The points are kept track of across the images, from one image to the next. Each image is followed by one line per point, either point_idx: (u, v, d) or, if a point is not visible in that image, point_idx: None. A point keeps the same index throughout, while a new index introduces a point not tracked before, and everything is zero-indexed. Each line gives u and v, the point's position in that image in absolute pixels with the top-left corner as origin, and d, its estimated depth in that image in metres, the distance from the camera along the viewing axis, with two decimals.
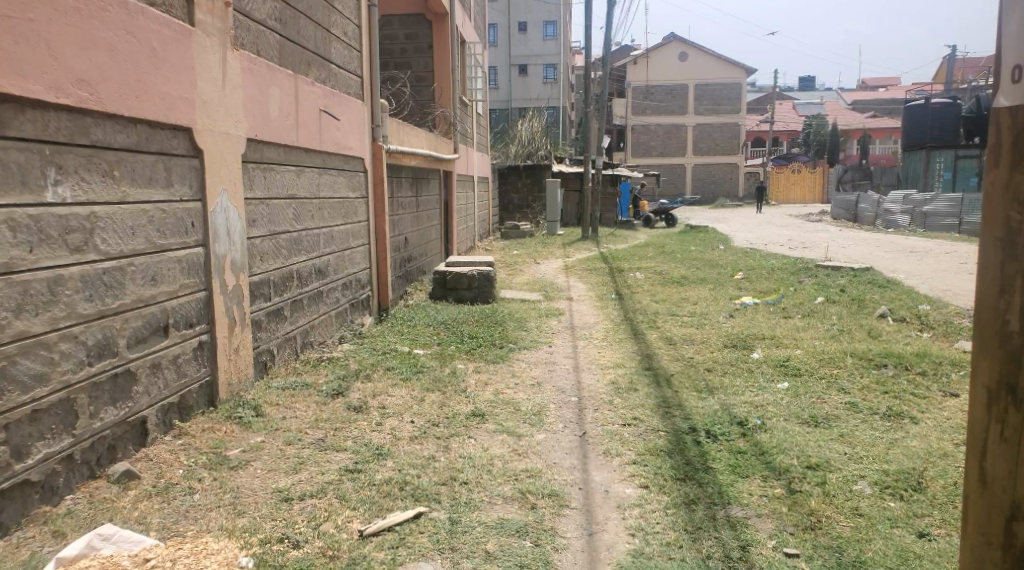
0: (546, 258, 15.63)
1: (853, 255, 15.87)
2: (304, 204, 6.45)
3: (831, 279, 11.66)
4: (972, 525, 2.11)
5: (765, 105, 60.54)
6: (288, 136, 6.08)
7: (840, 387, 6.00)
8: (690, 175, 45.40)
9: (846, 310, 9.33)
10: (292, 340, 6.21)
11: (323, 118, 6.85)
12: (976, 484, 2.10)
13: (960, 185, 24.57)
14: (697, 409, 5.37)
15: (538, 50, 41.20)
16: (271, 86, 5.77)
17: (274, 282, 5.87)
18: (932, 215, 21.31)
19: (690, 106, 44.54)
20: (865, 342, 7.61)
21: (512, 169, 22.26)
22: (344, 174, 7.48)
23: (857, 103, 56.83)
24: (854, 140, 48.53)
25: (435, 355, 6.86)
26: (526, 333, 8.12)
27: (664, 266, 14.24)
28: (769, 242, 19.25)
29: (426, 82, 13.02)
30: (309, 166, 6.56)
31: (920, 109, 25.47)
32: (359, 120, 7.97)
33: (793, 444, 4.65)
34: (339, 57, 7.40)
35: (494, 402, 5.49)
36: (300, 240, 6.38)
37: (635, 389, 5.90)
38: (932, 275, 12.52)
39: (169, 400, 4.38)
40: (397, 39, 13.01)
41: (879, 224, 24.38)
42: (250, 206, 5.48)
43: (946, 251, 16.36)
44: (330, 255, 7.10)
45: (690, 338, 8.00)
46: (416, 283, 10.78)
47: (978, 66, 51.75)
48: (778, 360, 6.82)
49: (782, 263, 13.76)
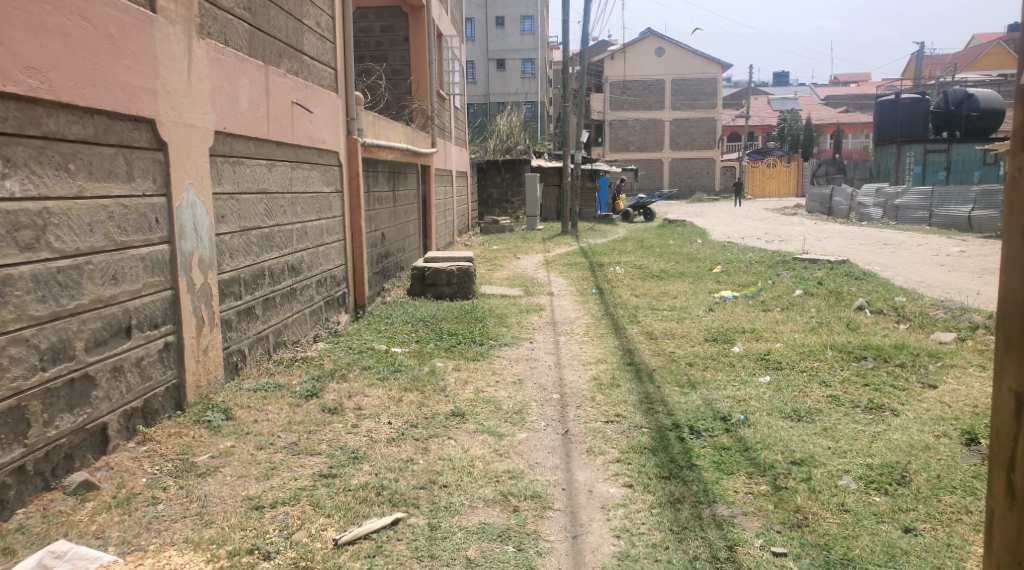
0: (525, 253, 15.48)
1: (831, 247, 15.89)
2: (276, 199, 6.24)
3: (810, 271, 11.63)
4: (1001, 543, 2.03)
5: (740, 99, 60.82)
6: (259, 128, 5.87)
7: (823, 380, 5.92)
8: (666, 170, 45.52)
9: (825, 302, 9.28)
10: (264, 339, 6.01)
11: (296, 111, 6.64)
12: (1004, 498, 2.01)
13: (930, 180, 24.79)
14: (681, 405, 5.25)
15: (515, 46, 40.99)
16: (241, 78, 5.56)
17: (244, 279, 5.66)
18: (904, 208, 21.47)
19: (666, 101, 44.60)
20: (844, 334, 7.56)
21: (490, 164, 22.09)
22: (317, 168, 7.28)
23: (829, 98, 57.33)
24: (826, 135, 48.92)
25: (413, 352, 6.69)
26: (505, 329, 7.97)
27: (643, 260, 14.15)
28: (747, 236, 19.27)
29: (403, 76, 12.81)
30: (281, 160, 6.35)
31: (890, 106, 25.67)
32: (334, 113, 7.77)
33: (780, 440, 4.54)
34: (312, 49, 7.19)
35: (474, 401, 5.32)
36: (272, 236, 6.17)
37: (617, 385, 5.76)
38: (907, 267, 12.54)
39: (133, 405, 4.17)
40: (373, 32, 12.77)
41: (852, 217, 24.52)
42: (219, 201, 5.26)
43: (919, 243, 16.46)
44: (304, 252, 6.90)
45: (670, 332, 7.89)
46: (393, 279, 10.58)
47: (947, 62, 52.41)
48: (760, 354, 6.72)
49: (760, 256, 13.75)
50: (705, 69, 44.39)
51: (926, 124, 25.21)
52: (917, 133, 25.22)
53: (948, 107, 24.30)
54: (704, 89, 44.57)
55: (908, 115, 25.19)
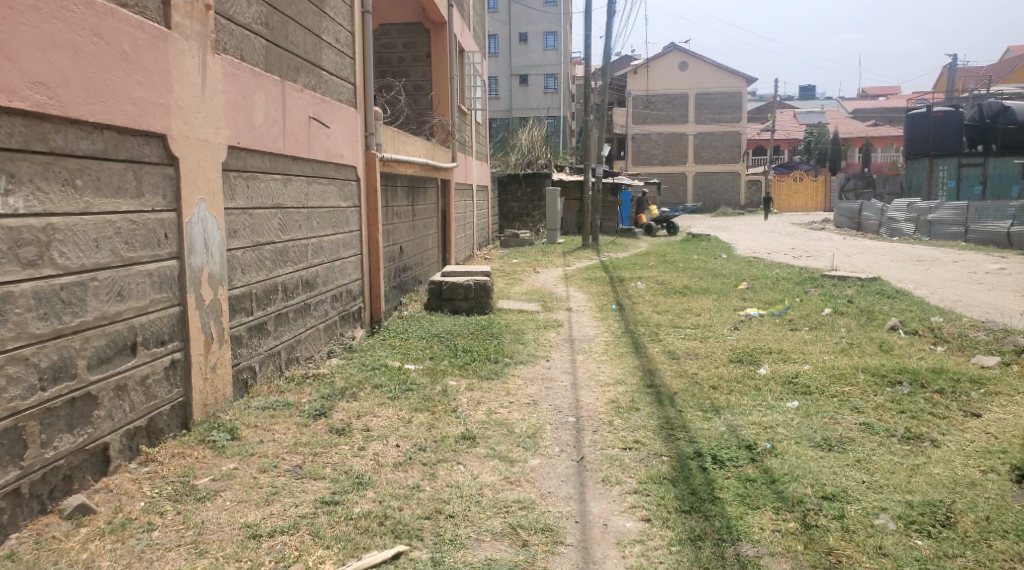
0: (546, 267, 15.31)
1: (860, 264, 15.54)
2: (291, 214, 6.13)
3: (839, 289, 11.35)
4: None
5: (766, 113, 60.30)
6: (275, 143, 5.77)
7: (852, 406, 5.68)
8: (691, 183, 45.16)
9: (855, 322, 9.00)
10: (276, 355, 5.88)
11: (313, 126, 6.55)
12: None
13: (964, 194, 24.23)
14: (703, 432, 5.04)
15: (539, 61, 41.00)
16: (257, 92, 5.47)
17: (256, 295, 5.54)
18: (937, 224, 20.98)
19: (691, 115, 44.35)
20: (877, 356, 7.29)
21: (512, 178, 22.00)
22: (334, 183, 7.18)
23: (858, 112, 56.72)
24: (855, 148, 48.30)
25: (426, 370, 6.54)
26: (522, 346, 7.80)
27: (666, 275, 13.92)
28: (773, 251, 18.95)
29: (425, 90, 12.75)
30: (296, 175, 6.24)
31: (922, 118, 25.40)
32: (352, 127, 7.68)
33: (807, 472, 4.33)
34: (330, 63, 7.11)
35: (486, 423, 5.16)
36: (286, 251, 6.06)
37: (636, 409, 5.57)
38: (940, 285, 12.19)
39: (137, 424, 4.04)
40: (395, 48, 12.74)
41: (883, 232, 24.05)
42: (232, 216, 5.16)
43: (952, 260, 16.06)
44: (319, 267, 6.79)
45: (693, 352, 7.67)
46: (410, 293, 10.46)
47: (979, 75, 51.61)
48: (787, 377, 6.48)
49: (788, 273, 13.45)
50: (730, 82, 44.07)
51: (959, 137, 24.60)
52: (950, 145, 24.59)
53: (982, 120, 23.98)
54: (730, 102, 44.22)
55: (941, 127, 24.74)
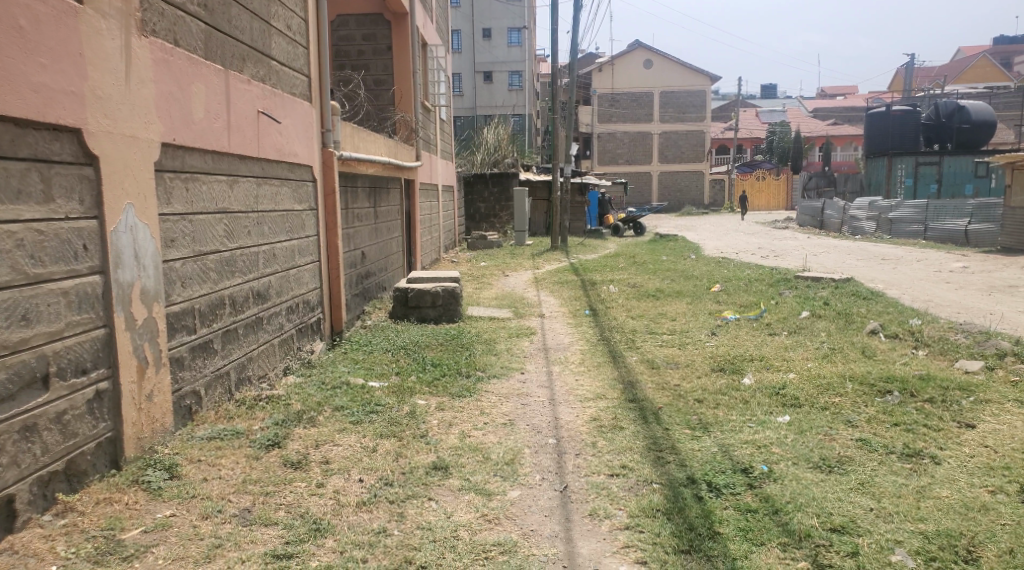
0: (514, 270, 14.86)
1: (828, 263, 15.37)
2: (238, 218, 5.59)
3: (814, 290, 11.10)
4: None
5: (728, 112, 60.66)
6: (218, 140, 5.23)
7: (846, 420, 5.32)
8: (655, 183, 45.10)
9: (835, 326, 8.72)
10: (224, 377, 5.34)
11: (262, 121, 6.01)
12: None
13: (920, 193, 24.28)
14: (694, 455, 4.61)
15: (502, 59, 40.56)
16: (196, 83, 4.93)
17: (200, 310, 5.00)
18: (898, 222, 20.96)
19: (654, 115, 44.31)
20: (862, 363, 6.98)
21: (478, 178, 21.53)
22: (288, 184, 6.65)
23: (817, 111, 57.40)
24: (816, 148, 48.71)
25: (392, 387, 6.05)
26: (494, 358, 7.33)
27: (637, 278, 13.56)
28: (740, 251, 18.73)
29: (386, 85, 12.22)
30: (243, 175, 5.71)
31: (881, 117, 25.07)
32: (306, 123, 7.14)
33: (811, 499, 3.94)
34: (281, 53, 6.56)
35: (459, 449, 4.68)
36: (234, 260, 5.52)
37: (621, 428, 5.14)
38: (911, 285, 12.02)
39: (51, 469, 3.55)
40: (354, 40, 12.17)
41: (845, 230, 24.03)
42: (168, 223, 4.62)
43: (919, 258, 15.99)
44: (272, 276, 6.26)
45: (673, 361, 7.27)
46: (374, 300, 9.93)
47: (934, 75, 52.54)
48: (773, 388, 6.11)
49: (760, 273, 13.19)
50: (692, 81, 44.10)
51: (917, 136, 24.59)
52: (908, 145, 24.62)
53: (939, 120, 24.24)
54: (693, 102, 44.27)
55: (900, 126, 24.54)
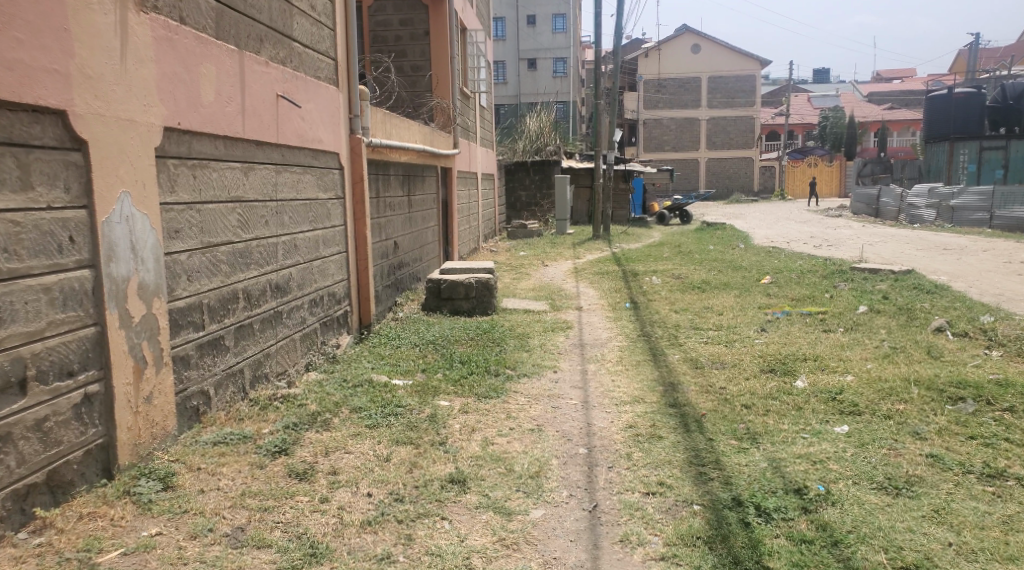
0: (555, 259, 14.43)
1: (886, 254, 14.57)
2: (254, 208, 5.28)
3: (871, 283, 10.45)
4: None
5: (779, 97, 59.06)
6: (231, 125, 4.91)
7: (911, 431, 4.79)
8: (704, 170, 43.98)
9: (896, 323, 8.10)
10: (237, 375, 5.03)
11: (282, 106, 5.68)
12: None
13: (985, 179, 22.96)
14: (740, 472, 4.16)
15: (547, 45, 39.93)
16: (205, 63, 4.61)
17: (210, 305, 4.69)
18: (960, 210, 19.91)
19: (703, 100, 43.26)
20: (927, 364, 6.40)
21: (520, 165, 21.11)
22: (311, 172, 6.32)
23: (874, 95, 55.38)
24: (871, 133, 47.22)
25: (415, 386, 5.71)
26: (527, 355, 6.92)
27: (682, 268, 13.00)
28: (791, 240, 17.99)
29: (423, 71, 11.87)
30: (261, 163, 5.38)
31: (942, 101, 24.14)
32: (332, 108, 6.81)
33: (876, 529, 3.52)
34: (304, 35, 6.22)
35: (480, 459, 4.31)
36: (249, 251, 5.20)
37: (659, 438, 4.72)
38: (976, 277, 11.27)
39: (30, 481, 3.27)
40: (392, 25, 11.84)
41: (902, 219, 22.94)
42: (172, 213, 4.30)
43: (982, 248, 15.09)
44: (292, 269, 5.94)
45: (719, 360, 6.78)
46: (408, 292, 9.60)
47: (995, 56, 50.28)
48: (829, 393, 5.59)
49: (812, 265, 12.54)
50: (742, 66, 42.85)
51: (982, 120, 23.52)
52: (972, 128, 23.49)
53: (1006, 100, 22.80)
54: (743, 86, 43.05)
55: (962, 109, 23.64)
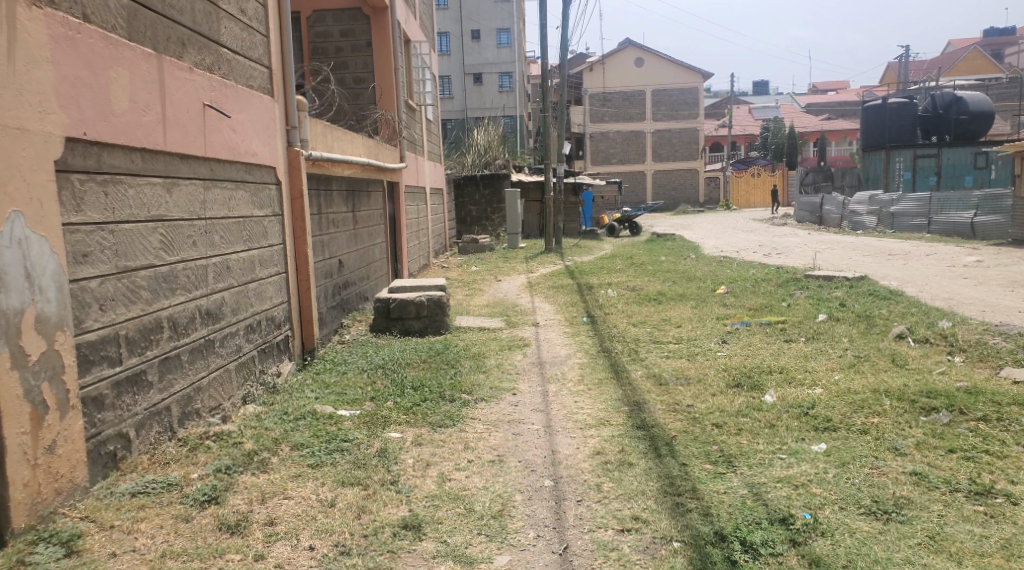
0: (507, 274, 14.06)
1: (835, 261, 14.60)
2: (179, 228, 4.79)
3: (827, 290, 10.36)
4: None
5: (721, 109, 60.04)
6: (150, 137, 4.43)
7: (890, 446, 4.53)
8: (650, 182, 44.30)
9: (856, 330, 7.94)
10: (163, 413, 4.51)
11: (209, 116, 5.20)
12: None
13: (920, 186, 23.51)
14: (719, 501, 3.82)
15: (492, 60, 39.81)
16: (117, 67, 4.12)
17: (129, 337, 4.18)
18: (900, 215, 20.21)
19: (647, 113, 43.61)
20: (894, 373, 6.19)
21: (468, 179, 20.75)
22: (244, 188, 5.84)
23: (811, 106, 56.67)
24: (811, 143, 48.25)
25: (363, 417, 5.25)
26: (483, 377, 6.51)
27: (637, 280, 12.76)
28: (742, 249, 18.00)
29: (367, 83, 11.43)
30: (186, 178, 4.89)
31: (877, 111, 24.36)
32: (267, 119, 6.34)
33: (873, 563, 3.22)
34: (233, 39, 5.75)
35: (437, 499, 3.90)
36: (173, 276, 4.70)
37: (630, 465, 4.36)
38: (926, 281, 11.27)
39: None
40: (332, 37, 11.37)
41: (845, 226, 23.19)
42: (78, 234, 3.81)
43: (927, 252, 15.26)
44: (225, 293, 5.45)
45: (683, 375, 6.46)
46: (354, 312, 9.11)
47: (922, 69, 51.84)
48: (801, 408, 5.32)
49: (766, 273, 12.41)
50: (684, 79, 43.30)
51: (914, 129, 23.88)
52: (906, 137, 23.86)
53: (936, 111, 23.54)
54: (686, 99, 43.52)
55: (896, 119, 23.90)
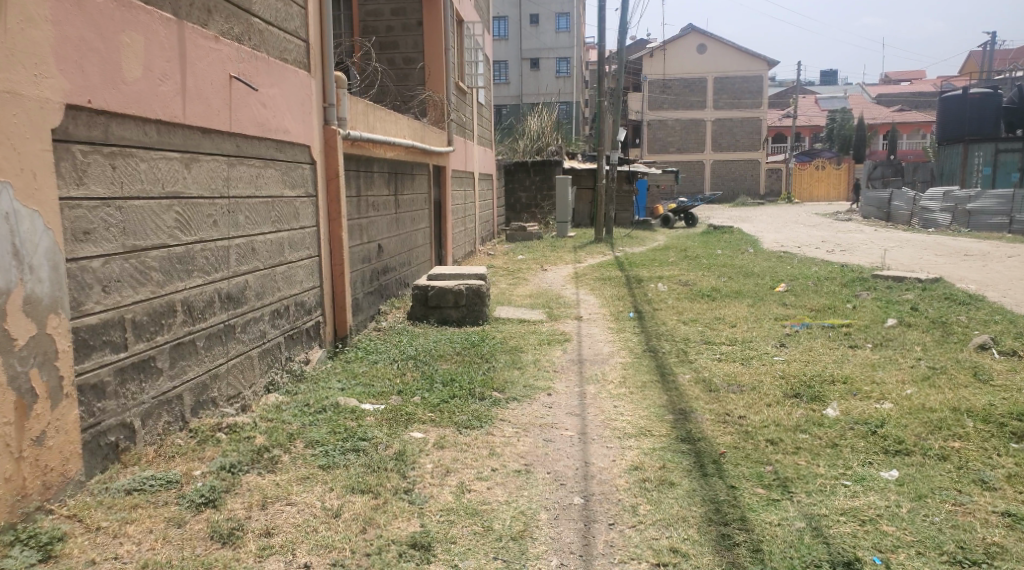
0: (554, 264, 13.64)
1: (903, 261, 13.78)
2: (199, 205, 4.44)
3: (896, 292, 9.69)
4: None
5: (787, 99, 58.26)
6: (166, 107, 4.11)
7: (976, 479, 4.02)
8: (709, 172, 43.21)
9: (930, 338, 7.32)
10: (173, 402, 4.17)
11: (236, 88, 4.87)
12: None
13: (1000, 183, 22.15)
14: (772, 535, 3.43)
15: (550, 44, 39.21)
16: (130, 32, 3.82)
17: (138, 321, 3.88)
18: (977, 214, 19.12)
19: (709, 100, 42.45)
20: (974, 390, 5.60)
21: (520, 165, 20.35)
22: (275, 166, 5.49)
23: (882, 97, 54.57)
24: (881, 135, 46.48)
25: (387, 413, 4.92)
26: (518, 374, 6.13)
27: (690, 274, 12.20)
28: (803, 244, 17.22)
29: (416, 63, 11.10)
30: (208, 153, 4.55)
31: (957, 101, 23.19)
32: (301, 95, 6.00)
33: None
34: (266, 9, 5.43)
35: (453, 514, 3.55)
36: (191, 257, 4.37)
37: (672, 484, 3.95)
38: (1007, 286, 10.48)
39: None
40: (382, 16, 11.04)
41: (915, 223, 22.06)
42: (80, 210, 3.53)
43: (1006, 254, 14.31)
44: (249, 276, 5.10)
45: (734, 382, 5.97)
46: (393, 298, 8.83)
47: (1007, 58, 49.29)
48: (868, 426, 4.80)
49: (829, 271, 11.74)
50: (749, 66, 41.99)
51: (997, 122, 22.43)
52: (987, 130, 22.48)
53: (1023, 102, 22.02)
54: (749, 87, 42.20)
55: (978, 111, 22.61)
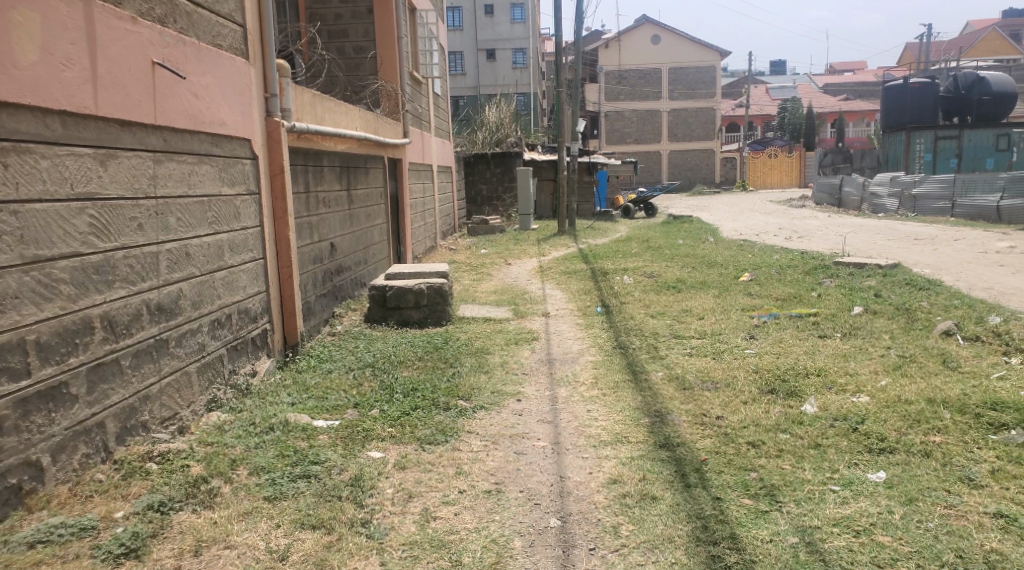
0: (516, 258, 13.26)
1: (861, 246, 13.72)
2: (119, 207, 3.97)
3: (858, 279, 9.52)
4: None
5: (740, 88, 58.76)
6: (73, 96, 3.62)
7: (962, 476, 3.76)
8: (665, 162, 43.23)
9: (897, 325, 7.14)
10: (94, 431, 3.70)
11: (160, 76, 4.38)
12: None
13: (941, 169, 22.43)
14: (765, 555, 3.12)
15: (505, 35, 38.80)
16: (24, 10, 3.33)
17: (44, 341, 3.40)
18: (922, 198, 19.14)
19: (664, 91, 42.48)
20: (951, 379, 5.39)
21: (478, 158, 19.94)
22: (210, 162, 5.01)
23: (829, 86, 55.28)
24: (828, 123, 47.02)
25: (342, 430, 4.51)
26: (483, 378, 5.74)
27: (654, 265, 11.93)
28: (762, 232, 17.10)
29: (367, 52, 10.61)
30: (128, 148, 4.07)
31: (898, 90, 23.12)
32: (239, 84, 5.52)
33: None
34: None
35: (417, 548, 3.19)
36: (111, 265, 3.89)
37: (654, 499, 3.61)
38: (965, 269, 10.40)
39: None
40: (330, 3, 10.49)
41: (865, 208, 22.17)
42: None
43: (953, 237, 14.34)
44: (183, 284, 4.62)
45: (708, 378, 5.68)
46: (349, 300, 8.37)
47: (942, 48, 50.36)
48: (851, 422, 4.52)
49: (791, 259, 11.56)
50: (704, 56, 42.20)
51: (936, 110, 22.66)
52: (926, 119, 22.67)
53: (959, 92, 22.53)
54: (703, 78, 42.47)
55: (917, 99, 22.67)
